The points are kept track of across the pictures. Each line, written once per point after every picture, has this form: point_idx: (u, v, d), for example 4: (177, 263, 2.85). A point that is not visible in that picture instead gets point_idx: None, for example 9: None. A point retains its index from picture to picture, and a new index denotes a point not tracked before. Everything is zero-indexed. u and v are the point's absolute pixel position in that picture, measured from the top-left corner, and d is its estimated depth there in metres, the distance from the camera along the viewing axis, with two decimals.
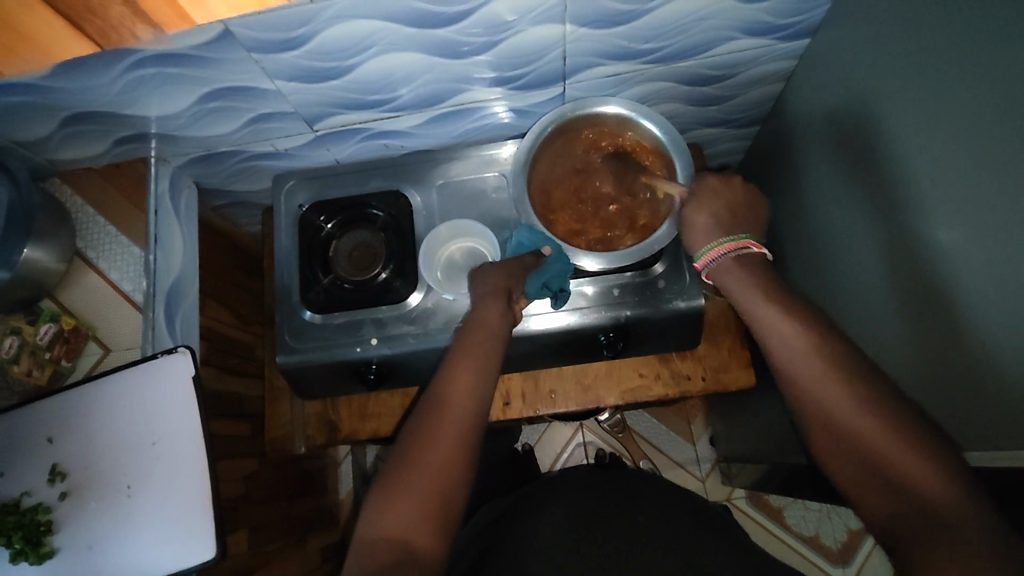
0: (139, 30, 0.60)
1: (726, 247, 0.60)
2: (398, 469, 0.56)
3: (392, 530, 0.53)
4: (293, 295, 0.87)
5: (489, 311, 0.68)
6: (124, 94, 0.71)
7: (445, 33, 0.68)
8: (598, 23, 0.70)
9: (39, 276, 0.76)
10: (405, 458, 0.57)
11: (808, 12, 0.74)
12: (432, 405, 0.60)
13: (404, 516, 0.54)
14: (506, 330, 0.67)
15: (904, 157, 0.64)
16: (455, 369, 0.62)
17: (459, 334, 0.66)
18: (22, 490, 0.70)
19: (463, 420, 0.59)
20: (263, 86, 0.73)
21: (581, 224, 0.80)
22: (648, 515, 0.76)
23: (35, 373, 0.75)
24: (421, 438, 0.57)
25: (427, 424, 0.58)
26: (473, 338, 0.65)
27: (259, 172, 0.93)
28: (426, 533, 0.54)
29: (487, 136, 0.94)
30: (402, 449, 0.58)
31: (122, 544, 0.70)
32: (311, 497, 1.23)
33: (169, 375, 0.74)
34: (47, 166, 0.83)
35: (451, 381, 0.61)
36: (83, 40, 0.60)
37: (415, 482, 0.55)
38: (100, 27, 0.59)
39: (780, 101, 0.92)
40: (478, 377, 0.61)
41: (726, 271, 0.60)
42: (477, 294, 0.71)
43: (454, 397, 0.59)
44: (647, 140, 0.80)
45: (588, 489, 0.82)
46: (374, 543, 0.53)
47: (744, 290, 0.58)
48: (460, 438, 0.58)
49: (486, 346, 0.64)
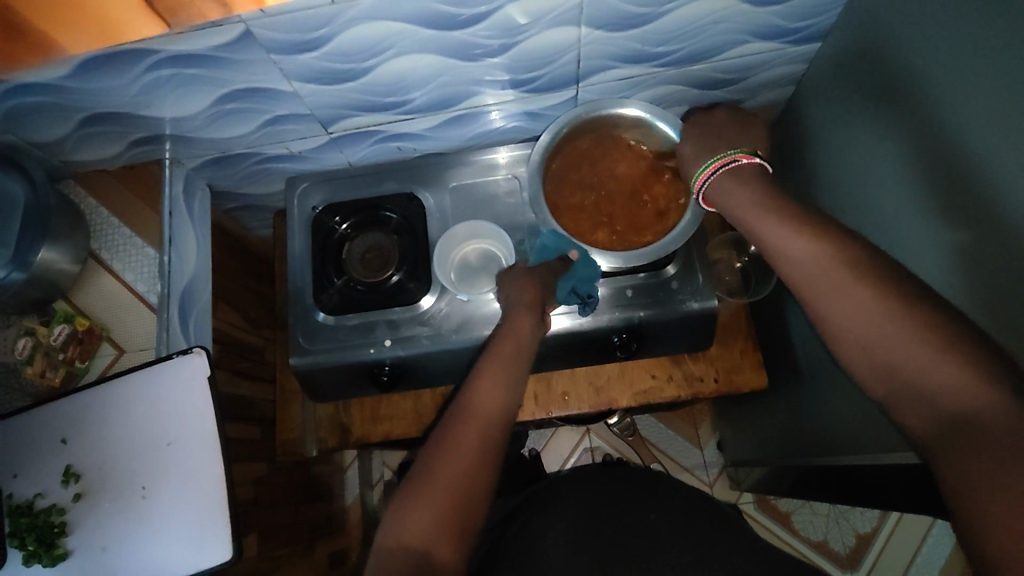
0: (204, 6, 0.54)
1: (716, 165, 0.62)
2: (419, 475, 0.57)
3: (410, 537, 0.53)
4: (306, 298, 0.87)
5: (521, 324, 0.69)
6: (142, 95, 0.71)
7: (461, 35, 0.68)
8: (613, 25, 0.71)
9: (54, 277, 0.76)
10: (427, 467, 0.57)
11: (819, 16, 0.74)
12: (458, 412, 0.60)
13: (424, 519, 0.54)
14: (533, 344, 0.69)
15: (914, 158, 0.64)
16: (481, 381, 0.62)
17: (493, 339, 0.69)
18: (36, 491, 0.70)
19: (488, 429, 0.59)
20: (280, 88, 0.73)
21: (593, 221, 0.80)
22: (658, 513, 0.76)
23: (48, 373, 0.74)
24: (445, 444, 0.58)
25: (450, 433, 0.59)
26: (502, 348, 0.66)
27: (272, 175, 0.94)
28: (443, 542, 0.53)
29: (498, 139, 0.94)
30: (425, 453, 0.58)
31: (135, 547, 0.69)
32: (319, 503, 1.22)
33: (184, 376, 0.73)
34: (63, 168, 0.83)
35: (478, 389, 0.62)
36: (147, 14, 0.54)
37: (436, 487, 0.55)
38: (169, 3, 0.53)
39: (790, 104, 0.93)
40: (504, 388, 0.62)
41: (722, 186, 0.61)
42: (507, 302, 0.73)
43: (481, 405, 0.60)
44: (664, 144, 0.80)
45: (595, 479, 0.81)
46: (393, 552, 0.53)
47: (744, 201, 0.58)
48: (482, 450, 0.58)
49: (513, 358, 0.65)
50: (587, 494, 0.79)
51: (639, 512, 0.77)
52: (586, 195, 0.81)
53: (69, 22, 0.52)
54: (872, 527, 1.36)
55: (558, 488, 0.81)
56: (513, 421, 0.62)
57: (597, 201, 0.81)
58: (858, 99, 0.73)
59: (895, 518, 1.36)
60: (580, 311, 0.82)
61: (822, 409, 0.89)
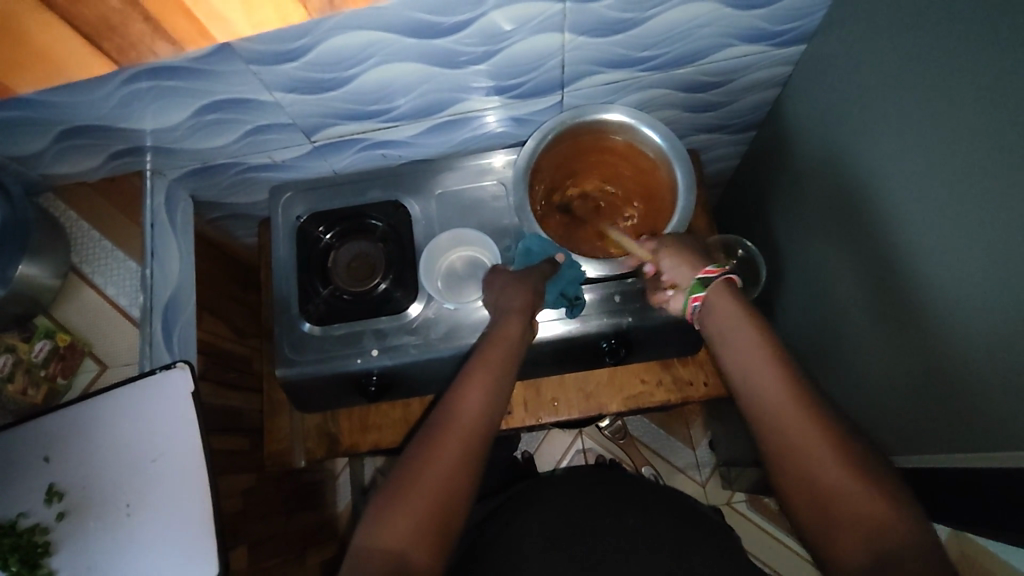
0: (157, 48, 0.60)
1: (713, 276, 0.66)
2: (399, 479, 0.56)
3: (390, 540, 0.53)
4: (292, 307, 0.86)
5: (510, 326, 0.69)
6: (120, 108, 0.70)
7: (444, 43, 0.68)
8: (598, 31, 0.70)
9: (35, 293, 0.75)
10: (410, 468, 0.56)
11: (805, 18, 0.74)
12: (442, 416, 0.60)
13: (403, 524, 0.53)
14: (521, 345, 0.68)
15: (901, 161, 0.64)
16: (467, 382, 0.62)
17: (482, 343, 0.68)
18: (17, 511, 0.69)
19: (472, 433, 0.59)
20: (261, 98, 0.72)
21: (572, 230, 0.82)
22: (637, 517, 0.76)
23: (30, 391, 0.74)
24: (426, 447, 0.57)
25: (433, 434, 0.58)
26: (489, 351, 0.66)
27: (256, 183, 0.92)
28: (423, 545, 0.53)
29: (484, 145, 0.93)
30: (406, 457, 0.58)
31: (117, 563, 0.68)
32: (310, 511, 1.22)
33: (168, 390, 0.73)
34: (41, 181, 0.82)
35: (463, 393, 0.61)
36: (99, 56, 0.60)
37: (417, 492, 0.55)
38: (117, 44, 0.58)
39: (776, 106, 0.92)
40: (489, 392, 0.62)
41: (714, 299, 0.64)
42: (500, 306, 0.73)
43: (465, 410, 0.60)
44: (650, 149, 0.79)
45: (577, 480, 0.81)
46: (371, 553, 0.53)
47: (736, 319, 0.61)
48: (467, 453, 0.58)
49: (501, 361, 0.65)
50: (570, 494, 0.79)
51: (617, 516, 0.77)
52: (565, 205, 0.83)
53: (19, 62, 0.59)
54: None
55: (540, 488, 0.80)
56: (499, 422, 0.62)
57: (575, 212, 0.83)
58: (845, 100, 0.73)
59: None
60: (567, 314, 0.81)
61: None
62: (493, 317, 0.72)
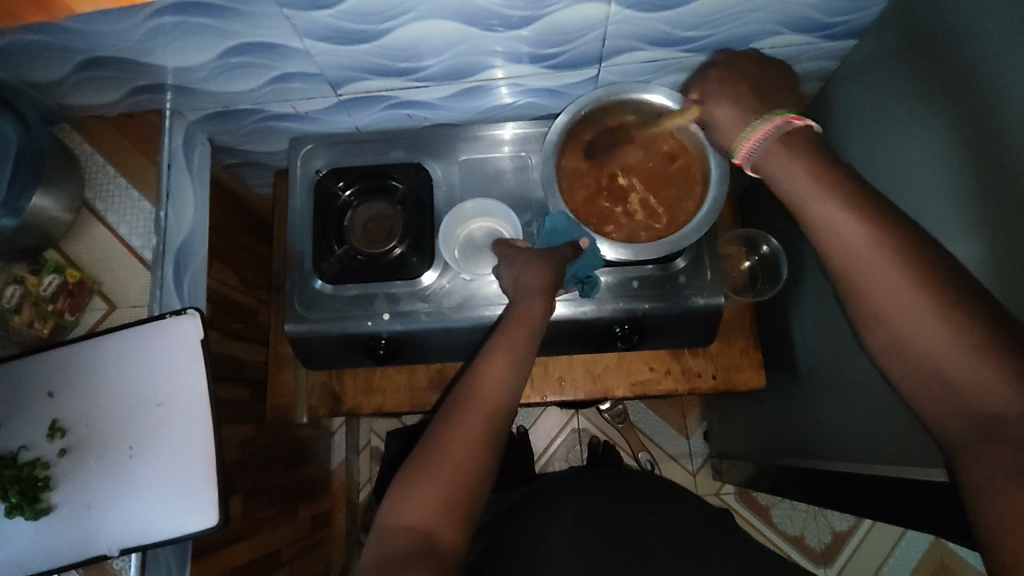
0: None
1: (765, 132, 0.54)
2: (423, 458, 0.56)
3: (414, 517, 0.53)
4: (306, 262, 0.85)
5: (532, 306, 0.67)
6: (146, 42, 0.68)
7: (485, 4, 0.65)
8: (645, 5, 0.68)
9: (47, 225, 0.74)
10: (433, 446, 0.56)
11: (858, 12, 0.71)
12: (464, 395, 0.60)
13: (427, 505, 0.53)
14: (543, 325, 0.67)
15: (940, 171, 0.62)
16: (488, 360, 0.61)
17: (502, 324, 0.66)
18: (19, 444, 0.69)
19: (494, 412, 0.59)
20: (292, 45, 0.70)
21: (591, 191, 0.78)
22: (658, 517, 0.77)
23: (37, 323, 0.73)
24: (449, 427, 0.57)
25: (456, 414, 0.58)
26: (513, 327, 0.65)
27: (276, 133, 0.90)
28: (446, 522, 0.53)
29: (511, 115, 0.91)
30: (430, 437, 0.58)
31: (119, 505, 0.68)
32: (305, 466, 1.23)
33: (177, 336, 0.72)
34: (58, 110, 0.80)
35: (483, 372, 0.61)
36: None
37: (440, 471, 0.54)
38: None
39: (815, 101, 0.90)
40: (511, 370, 0.61)
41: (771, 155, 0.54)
42: (518, 284, 0.71)
43: (487, 389, 0.60)
44: (686, 134, 0.77)
45: (593, 484, 0.83)
46: (396, 530, 0.53)
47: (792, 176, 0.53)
48: (489, 432, 0.58)
49: (524, 338, 0.64)
50: (589, 495, 0.80)
51: (637, 514, 0.77)
52: (595, 162, 0.79)
53: None
54: (849, 525, 1.39)
55: (554, 495, 0.81)
56: (520, 400, 0.62)
57: (603, 173, 0.79)
58: (893, 97, 0.70)
59: (868, 523, 1.39)
60: (581, 293, 0.79)
61: (815, 412, 0.89)
62: (513, 294, 0.70)
